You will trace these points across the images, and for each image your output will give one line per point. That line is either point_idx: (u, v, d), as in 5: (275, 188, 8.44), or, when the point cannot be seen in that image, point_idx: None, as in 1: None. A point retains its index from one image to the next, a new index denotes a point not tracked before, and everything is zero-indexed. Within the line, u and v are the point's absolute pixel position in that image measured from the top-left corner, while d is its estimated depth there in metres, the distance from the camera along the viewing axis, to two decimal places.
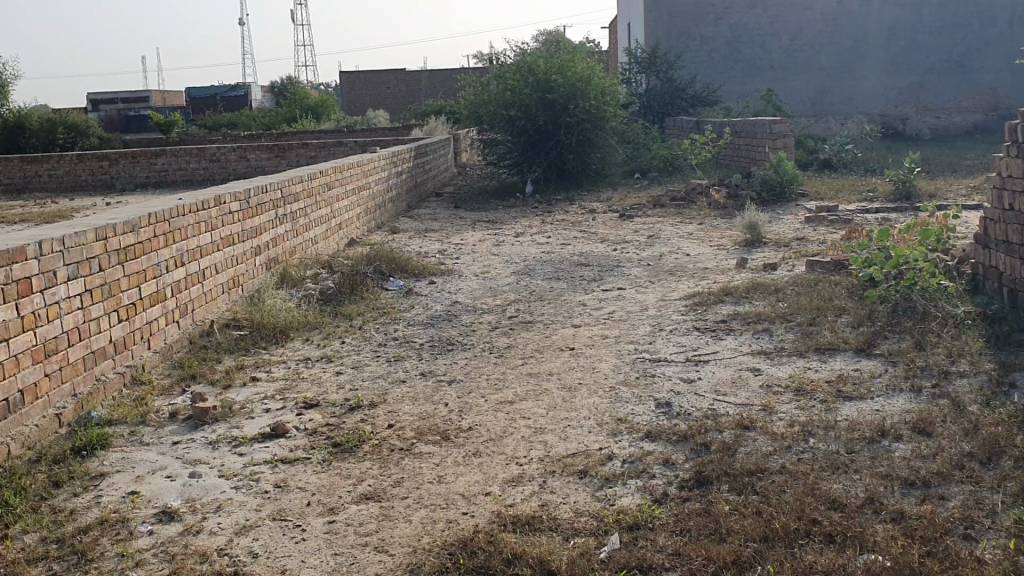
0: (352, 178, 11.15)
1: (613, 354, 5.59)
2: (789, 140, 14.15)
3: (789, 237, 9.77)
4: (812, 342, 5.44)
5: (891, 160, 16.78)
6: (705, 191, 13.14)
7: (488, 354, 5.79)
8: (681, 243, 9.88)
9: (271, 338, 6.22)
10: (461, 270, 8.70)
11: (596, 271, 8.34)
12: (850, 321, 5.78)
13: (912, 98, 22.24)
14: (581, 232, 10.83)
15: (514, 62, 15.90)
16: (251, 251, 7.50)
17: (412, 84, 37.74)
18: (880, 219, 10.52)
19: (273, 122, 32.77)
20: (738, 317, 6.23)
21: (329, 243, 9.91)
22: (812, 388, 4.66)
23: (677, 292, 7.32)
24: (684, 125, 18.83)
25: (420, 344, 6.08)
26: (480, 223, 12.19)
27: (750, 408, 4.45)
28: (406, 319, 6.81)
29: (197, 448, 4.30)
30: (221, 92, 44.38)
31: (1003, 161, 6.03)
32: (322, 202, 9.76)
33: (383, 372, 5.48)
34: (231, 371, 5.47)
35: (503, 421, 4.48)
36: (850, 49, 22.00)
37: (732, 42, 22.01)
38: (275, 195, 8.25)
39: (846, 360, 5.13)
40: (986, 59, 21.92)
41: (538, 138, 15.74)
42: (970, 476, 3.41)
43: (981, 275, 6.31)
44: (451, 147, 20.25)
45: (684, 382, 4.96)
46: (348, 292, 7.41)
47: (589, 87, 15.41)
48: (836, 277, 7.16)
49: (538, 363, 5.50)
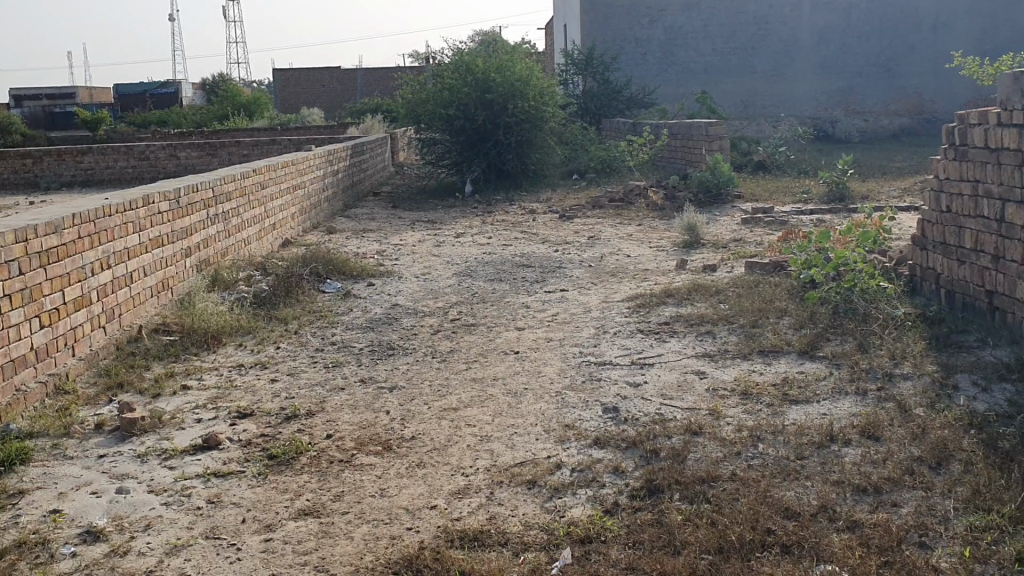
0: (286, 177, 10.88)
1: (557, 357, 5.50)
2: (725, 141, 14.27)
3: (727, 238, 9.81)
4: (756, 345, 5.42)
5: (823, 162, 17.06)
6: (643, 192, 13.18)
7: (430, 358, 5.66)
8: (621, 243, 9.86)
9: (203, 345, 5.99)
10: (401, 271, 8.54)
11: (537, 272, 8.26)
12: (793, 323, 5.78)
13: (841, 102, 22.66)
14: (521, 233, 10.75)
15: (452, 61, 15.77)
16: (181, 252, 7.24)
17: (347, 82, 37.30)
18: (816, 220, 10.64)
19: (204, 119, 32.09)
20: (681, 319, 6.19)
21: (263, 243, 9.64)
22: (758, 391, 4.62)
23: (619, 293, 7.27)
24: (621, 125, 18.90)
25: (359, 349, 5.91)
26: (418, 223, 12.04)
27: (698, 412, 4.39)
28: (344, 323, 6.63)
29: (124, 462, 4.08)
30: (150, 88, 43.33)
31: (940, 163, 6.06)
32: (255, 201, 9.50)
33: (321, 378, 5.30)
34: (161, 380, 5.24)
35: (446, 429, 4.35)
36: (783, 52, 22.33)
37: (668, 45, 22.16)
38: (206, 194, 7.98)
39: (791, 362, 5.12)
40: (912, 64, 22.46)
41: (477, 138, 15.60)
42: (921, 482, 3.39)
43: (919, 276, 6.37)
44: (388, 146, 20.01)
45: (630, 385, 4.89)
46: (282, 295, 7.19)
47: (527, 87, 15.36)
48: (776, 278, 7.18)
49: (481, 367, 5.38)
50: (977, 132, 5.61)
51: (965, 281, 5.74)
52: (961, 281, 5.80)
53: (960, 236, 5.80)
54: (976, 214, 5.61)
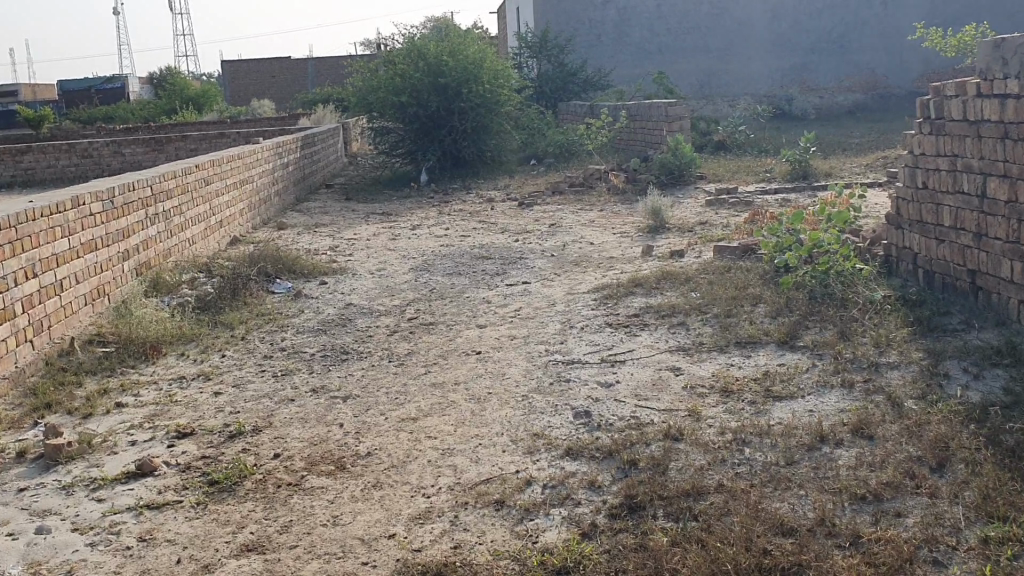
0: (232, 171, 10.40)
1: (522, 356, 5.16)
2: (685, 122, 14.01)
3: (692, 222, 9.53)
4: (732, 336, 5.12)
5: (783, 140, 16.87)
6: (603, 176, 12.90)
7: (386, 362, 5.29)
8: (583, 231, 9.55)
9: (140, 357, 5.56)
10: (355, 268, 8.14)
11: (497, 264, 7.91)
12: (768, 311, 5.49)
13: (796, 80, 22.48)
14: (480, 223, 10.38)
15: (402, 46, 15.36)
16: (117, 256, 6.78)
17: (297, 71, 36.57)
18: (781, 200, 10.41)
19: (152, 114, 31.23)
20: (651, 310, 5.88)
21: (209, 242, 9.17)
22: (738, 388, 4.33)
23: (584, 284, 6.95)
24: (577, 109, 18.60)
25: (311, 354, 5.53)
26: (373, 215, 11.62)
27: (675, 413, 4.08)
28: (294, 325, 6.24)
29: (46, 496, 3.67)
30: (96, 83, 42.28)
31: (914, 138, 5.80)
32: (199, 198, 9.04)
33: (269, 389, 4.91)
34: (92, 398, 4.81)
35: (406, 443, 4.00)
36: (737, 31, 22.14)
37: (621, 26, 21.88)
38: (144, 192, 7.51)
39: (770, 353, 4.83)
40: (864, 40, 22.23)
41: (431, 126, 15.20)
42: (924, 487, 3.12)
43: (894, 256, 6.12)
44: (341, 135, 19.49)
45: (602, 386, 4.56)
46: (229, 298, 6.76)
47: (481, 70, 14.99)
48: (747, 263, 6.90)
49: (441, 371, 5.02)
50: (954, 104, 5.36)
51: (945, 261, 5.49)
52: (940, 260, 5.55)
53: (938, 214, 5.55)
54: (955, 190, 5.36)
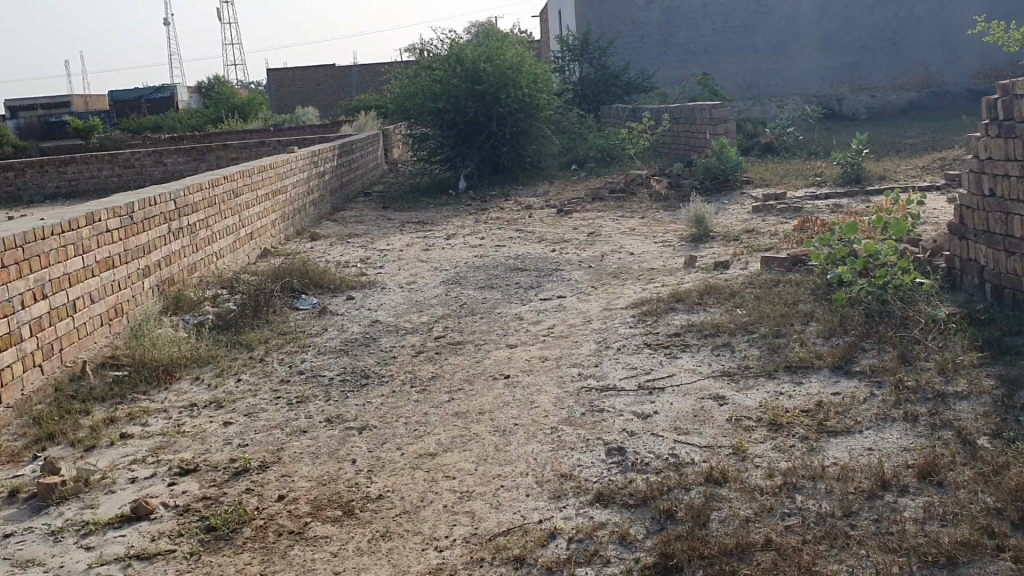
0: (264, 182, 10.19)
1: (553, 382, 4.80)
2: (730, 124, 13.51)
3: (738, 229, 9.08)
4: (781, 360, 4.71)
5: (834, 141, 16.30)
6: (646, 181, 12.47)
7: (408, 388, 4.96)
8: (623, 239, 9.15)
9: (153, 381, 5.30)
10: (384, 281, 7.84)
11: (532, 276, 7.55)
12: (820, 330, 5.06)
13: (846, 79, 21.83)
14: (516, 232, 10.04)
15: (441, 52, 15.07)
16: (137, 273, 6.56)
17: (341, 78, 36.62)
18: (832, 206, 9.93)
19: (198, 123, 31.40)
20: (693, 329, 5.48)
21: (237, 255, 8.93)
22: (788, 421, 3.92)
23: (623, 298, 6.57)
24: (620, 112, 18.17)
25: (330, 378, 5.22)
26: (409, 225, 11.34)
27: (719, 452, 3.69)
28: (316, 346, 5.94)
29: (32, 544, 3.40)
30: (145, 92, 42.69)
31: (981, 141, 5.35)
32: (227, 210, 8.80)
33: (282, 419, 4.61)
34: (97, 428, 4.55)
35: (422, 484, 3.66)
36: (785, 30, 21.56)
37: (665, 27, 21.40)
38: (167, 206, 7.29)
39: (824, 380, 4.40)
40: (918, 36, 21.57)
41: (469, 131, 14.89)
42: (1006, 548, 2.71)
43: (958, 269, 5.65)
44: (381, 142, 19.30)
45: (638, 417, 4.18)
46: (251, 316, 6.50)
47: (520, 74, 14.64)
48: (796, 276, 6.46)
49: (466, 399, 4.67)
50: None
51: (1016, 275, 5.01)
52: (1010, 275, 5.05)
53: (1009, 224, 5.07)
54: None
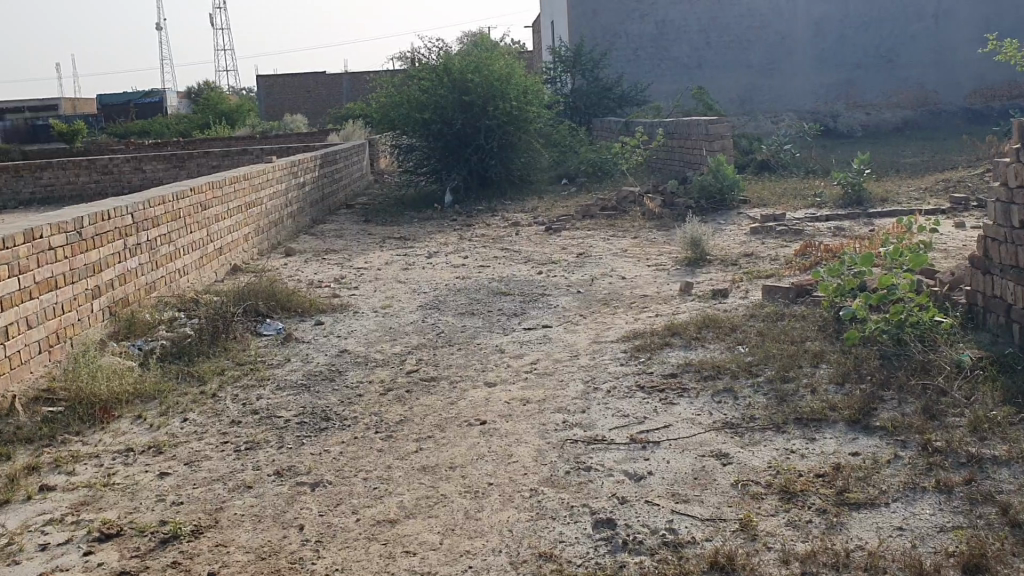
0: (236, 195, 9.63)
1: (535, 431, 4.26)
2: (727, 141, 13.02)
3: (736, 253, 8.58)
4: (790, 410, 4.20)
5: (833, 160, 15.86)
6: (638, 200, 11.98)
7: (372, 433, 4.41)
8: (615, 262, 8.66)
9: (89, 420, 4.75)
10: (357, 304, 7.30)
11: (516, 302, 7.03)
12: (833, 376, 4.55)
13: (841, 96, 21.43)
14: (502, 250, 9.53)
15: (428, 61, 14.56)
16: (85, 294, 6.01)
17: (332, 87, 36.11)
18: (834, 229, 9.47)
19: (184, 129, 30.87)
20: (690, 369, 4.95)
21: (204, 273, 8.38)
22: (803, 489, 3.41)
23: (613, 330, 6.05)
24: (612, 126, 17.72)
25: (287, 420, 4.68)
26: (389, 240, 10.82)
27: (725, 528, 3.18)
28: (275, 379, 5.40)
29: None
30: (133, 97, 42.25)
31: (1010, 168, 4.89)
32: (193, 224, 8.26)
33: (226, 470, 4.07)
34: (15, 477, 3.99)
35: (376, 562, 3.14)
36: (780, 45, 21.17)
37: (658, 40, 20.96)
38: (123, 220, 6.74)
39: (839, 437, 3.90)
40: (914, 54, 21.25)
41: (456, 143, 14.40)
42: None
43: (980, 306, 5.15)
44: (367, 152, 18.78)
45: (629, 479, 3.66)
46: (208, 343, 5.96)
47: (509, 87, 14.17)
48: (802, 309, 5.94)
49: (435, 449, 4.13)
50: None
51: None
52: None
53: None
54: None
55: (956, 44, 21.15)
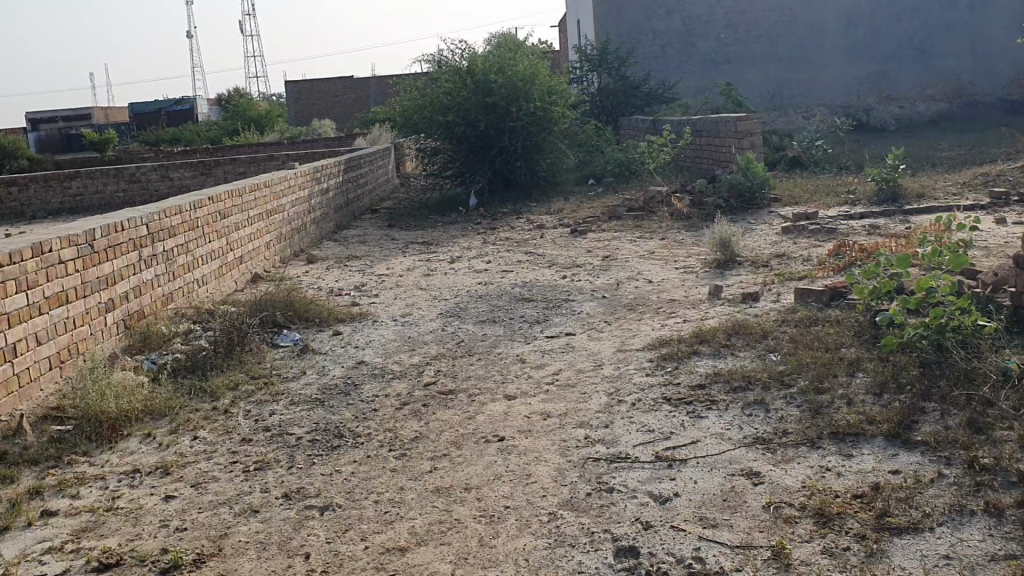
0: (257, 202, 9.52)
1: (555, 448, 4.06)
2: (756, 138, 12.73)
3: (767, 255, 8.32)
4: (825, 425, 3.96)
5: (866, 155, 15.50)
6: (665, 200, 11.73)
7: (386, 452, 4.24)
8: (642, 264, 8.43)
9: (97, 439, 4.61)
10: (377, 313, 7.13)
11: (538, 308, 6.84)
12: (871, 386, 4.30)
13: (874, 90, 21.00)
14: (526, 254, 9.33)
15: (452, 62, 14.38)
16: (97, 307, 5.89)
17: (360, 91, 36.11)
18: (869, 227, 9.18)
19: (214, 135, 30.97)
20: (719, 380, 4.73)
21: (223, 283, 8.27)
22: (841, 512, 3.18)
23: (640, 337, 5.83)
24: (639, 125, 17.46)
25: (299, 438, 4.51)
26: (412, 245, 10.66)
27: (757, 556, 2.96)
28: (289, 394, 5.24)
29: None
30: (165, 106, 42.55)
31: None
32: (212, 233, 8.15)
33: (234, 492, 3.92)
34: (17, 502, 3.86)
35: None
36: (810, 39, 20.78)
37: (685, 36, 20.66)
38: (138, 231, 6.63)
39: (878, 453, 3.66)
40: (948, 45, 20.77)
41: (480, 145, 14.22)
42: None
43: None
44: (393, 156, 18.66)
45: (654, 501, 3.45)
46: (223, 356, 5.82)
47: (533, 87, 13.97)
48: (836, 313, 5.68)
49: (450, 469, 3.95)
50: None
51: None
52: None
53: None
54: None
55: (993, 34, 20.64)
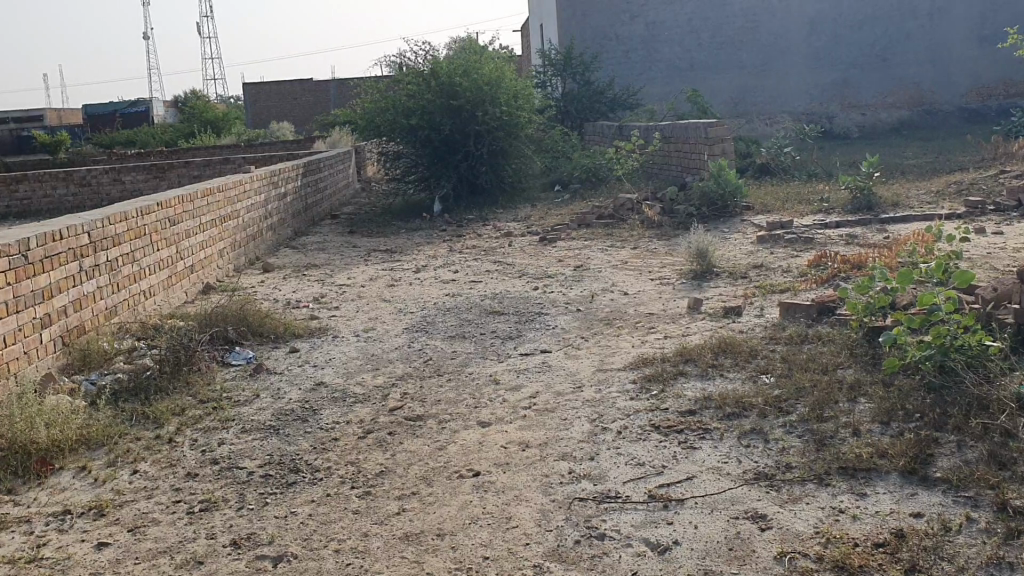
0: (210, 208, 9.02)
1: (537, 485, 3.67)
2: (727, 144, 12.43)
3: (744, 265, 8.00)
4: (832, 459, 3.62)
5: (835, 162, 15.33)
6: (636, 207, 11.41)
7: (347, 490, 3.82)
8: (615, 275, 8.08)
9: (23, 475, 4.12)
10: (337, 327, 6.69)
11: (510, 323, 6.45)
12: (876, 416, 3.96)
13: (837, 97, 20.92)
14: (494, 264, 8.94)
15: (414, 65, 13.94)
16: (31, 324, 5.39)
17: (320, 93, 35.48)
18: (847, 236, 8.92)
19: (170, 137, 30.16)
20: (711, 404, 4.37)
21: (172, 294, 7.77)
22: (864, 564, 2.83)
23: (621, 355, 5.45)
24: (606, 130, 17.16)
25: (252, 473, 4.07)
26: (374, 253, 10.21)
27: None
28: (240, 420, 4.79)
29: None
30: (119, 107, 41.50)
31: None
32: (160, 241, 7.64)
33: (176, 539, 3.47)
34: None
35: None
36: (774, 46, 20.64)
37: (650, 41, 20.42)
38: (79, 240, 6.13)
39: (895, 492, 3.32)
40: (910, 53, 20.75)
41: (444, 149, 13.81)
42: None
43: None
44: (353, 160, 18.17)
45: (651, 551, 3.08)
46: (168, 377, 5.34)
47: (499, 90, 13.59)
48: (827, 330, 5.35)
49: (420, 511, 3.54)
50: None
51: None
52: None
53: None
54: None
55: (953, 43, 20.68)
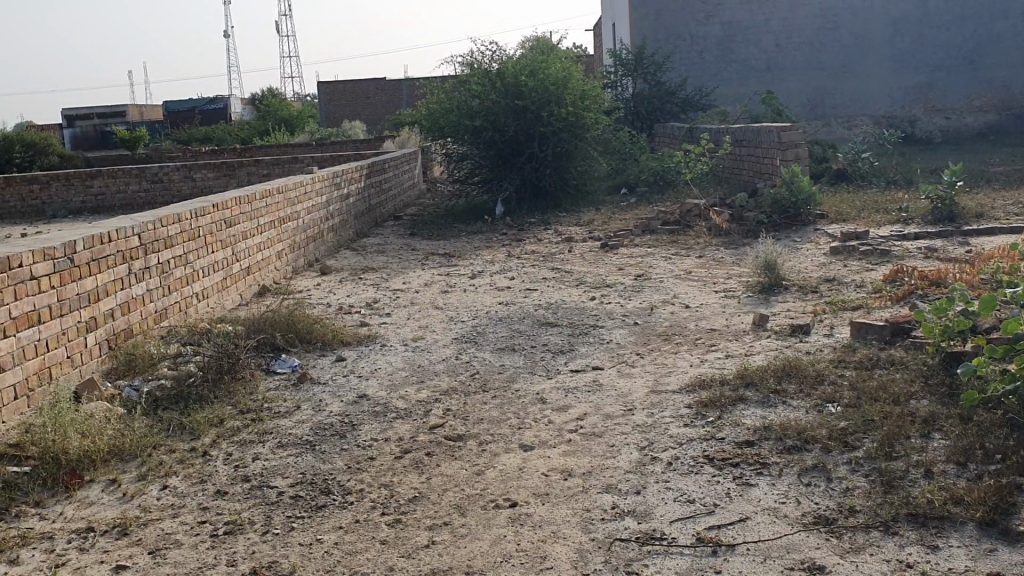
0: (268, 209, 8.96)
1: (577, 520, 3.42)
2: (802, 149, 11.89)
3: (815, 278, 7.61)
4: (902, 503, 3.29)
5: (915, 169, 14.71)
6: (702, 213, 11.04)
7: (378, 516, 3.63)
8: (677, 286, 7.77)
9: (54, 487, 4.02)
10: (387, 335, 6.52)
11: (564, 335, 6.20)
12: (952, 456, 3.62)
13: (920, 99, 20.15)
14: (552, 271, 8.71)
15: (481, 65, 13.73)
16: (76, 327, 5.34)
17: (393, 93, 35.64)
18: (925, 249, 8.47)
19: (245, 135, 30.56)
20: (771, 435, 4.06)
21: (226, 296, 7.72)
22: None
23: (677, 375, 5.16)
24: (676, 132, 16.75)
25: (282, 494, 3.91)
26: (432, 257, 10.05)
27: None
28: (278, 434, 4.64)
29: None
30: (199, 104, 42.28)
31: None
32: (215, 242, 7.59)
33: (196, 564, 3.32)
34: None
35: None
36: (854, 46, 19.96)
37: (725, 41, 19.92)
38: (129, 243, 6.07)
39: (971, 546, 2.99)
40: (1000, 54, 19.85)
41: (509, 151, 13.60)
42: None
43: None
44: (420, 161, 18.10)
45: None
46: (210, 385, 5.22)
47: (565, 92, 13.31)
48: (902, 354, 4.99)
49: (451, 544, 3.33)
50: None
51: None
52: None
53: None
54: None
55: None
